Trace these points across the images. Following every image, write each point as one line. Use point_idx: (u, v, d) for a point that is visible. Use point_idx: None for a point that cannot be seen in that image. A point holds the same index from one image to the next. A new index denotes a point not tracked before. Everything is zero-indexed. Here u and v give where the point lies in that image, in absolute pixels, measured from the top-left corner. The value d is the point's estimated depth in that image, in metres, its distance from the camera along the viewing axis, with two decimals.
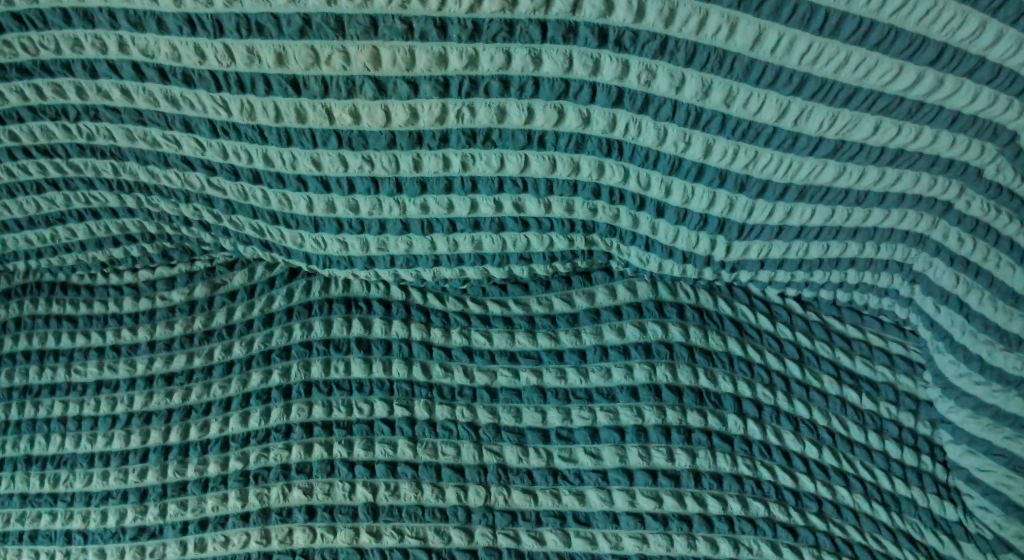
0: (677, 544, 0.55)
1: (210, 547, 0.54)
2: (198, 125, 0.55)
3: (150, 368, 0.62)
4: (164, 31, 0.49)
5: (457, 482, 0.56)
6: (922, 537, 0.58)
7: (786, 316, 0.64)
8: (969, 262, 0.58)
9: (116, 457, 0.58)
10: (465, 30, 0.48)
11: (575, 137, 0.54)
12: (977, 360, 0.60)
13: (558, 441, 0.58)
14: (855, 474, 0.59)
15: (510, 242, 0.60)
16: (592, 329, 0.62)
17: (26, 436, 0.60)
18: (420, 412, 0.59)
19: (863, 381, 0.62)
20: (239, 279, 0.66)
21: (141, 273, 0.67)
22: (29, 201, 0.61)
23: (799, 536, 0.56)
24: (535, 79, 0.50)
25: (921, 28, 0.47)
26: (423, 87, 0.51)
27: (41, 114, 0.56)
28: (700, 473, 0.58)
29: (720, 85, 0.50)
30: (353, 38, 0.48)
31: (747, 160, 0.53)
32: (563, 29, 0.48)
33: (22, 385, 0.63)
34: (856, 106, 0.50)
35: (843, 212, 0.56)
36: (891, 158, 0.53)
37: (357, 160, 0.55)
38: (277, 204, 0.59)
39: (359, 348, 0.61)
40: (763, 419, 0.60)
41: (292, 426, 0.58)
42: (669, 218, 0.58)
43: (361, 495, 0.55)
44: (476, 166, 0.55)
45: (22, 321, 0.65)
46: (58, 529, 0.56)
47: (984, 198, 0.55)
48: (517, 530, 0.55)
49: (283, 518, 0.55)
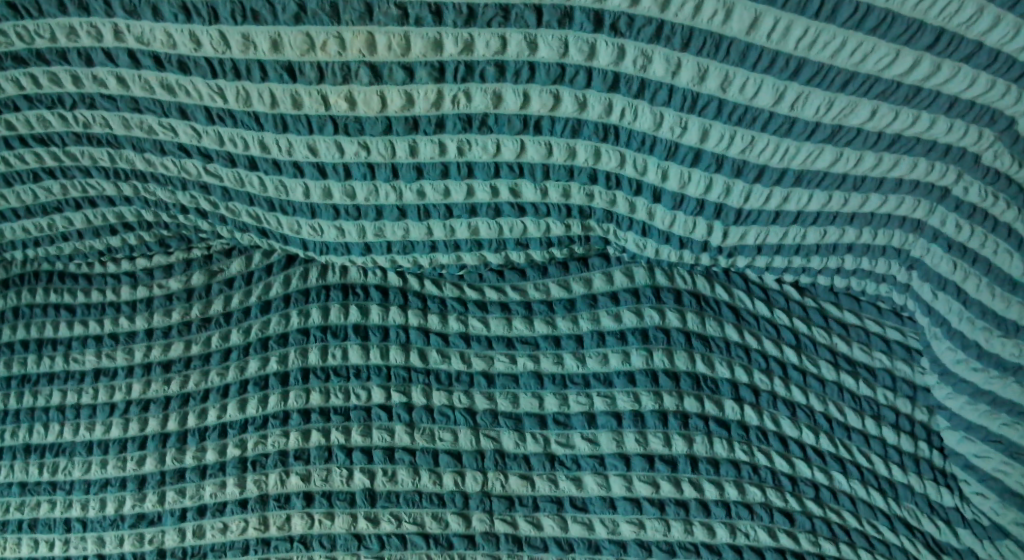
0: (674, 529, 0.56)
1: (208, 533, 0.57)
2: (195, 112, 0.54)
3: (148, 356, 0.64)
4: (159, 19, 0.48)
5: (454, 468, 0.58)
6: (919, 524, 0.58)
7: (783, 301, 0.64)
8: (967, 248, 0.57)
9: (114, 444, 0.61)
10: (460, 15, 0.46)
11: (571, 121, 0.52)
12: (974, 347, 0.59)
13: (555, 427, 0.59)
14: (852, 460, 0.59)
15: (507, 228, 0.60)
16: (590, 315, 0.63)
17: (25, 425, 0.63)
18: (418, 398, 0.60)
19: (860, 367, 0.63)
20: (236, 267, 0.67)
21: (138, 261, 0.69)
22: (27, 190, 0.62)
23: (795, 522, 0.57)
24: (531, 63, 0.49)
25: (919, 13, 0.46)
26: (418, 73, 0.49)
27: (38, 103, 0.55)
28: (697, 458, 0.58)
29: (716, 70, 0.49)
30: (348, 24, 0.47)
31: (744, 145, 0.52)
32: (558, 14, 0.46)
33: (21, 373, 0.65)
34: (853, 91, 0.49)
35: (840, 198, 0.56)
36: (889, 143, 0.52)
37: (354, 146, 0.54)
38: (273, 191, 0.58)
39: (356, 334, 0.63)
40: (760, 405, 0.60)
41: (289, 413, 0.60)
42: (665, 203, 0.57)
43: (359, 481, 0.57)
44: (471, 151, 0.54)
45: (20, 310, 0.68)
46: (57, 516, 0.59)
47: (982, 183, 0.54)
48: (514, 515, 0.57)
49: (280, 505, 0.57)
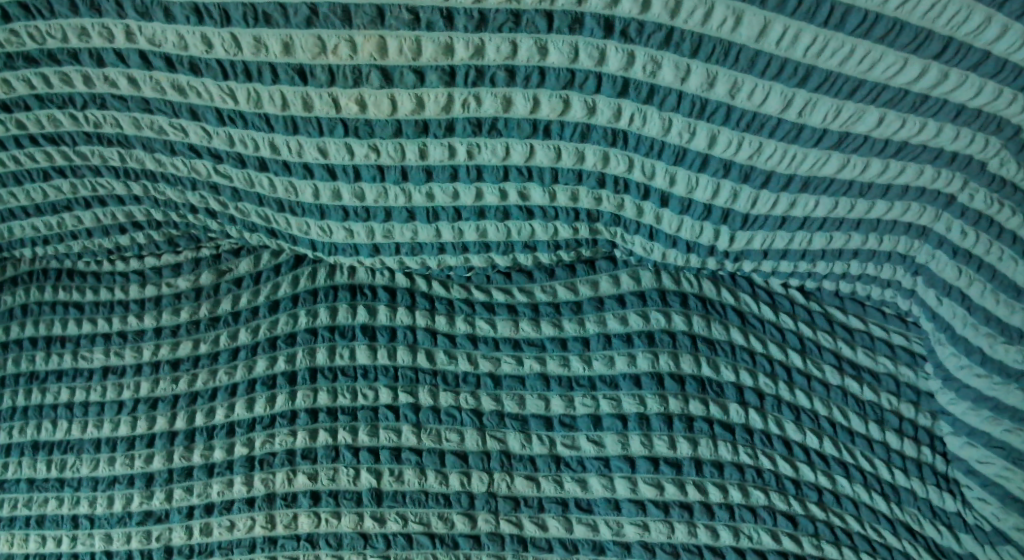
0: (678, 531, 0.56)
1: (215, 531, 0.57)
2: (205, 113, 0.54)
3: (157, 354, 0.65)
4: (171, 21, 0.49)
5: (460, 468, 0.58)
6: (921, 528, 0.59)
7: (788, 306, 0.65)
8: (972, 254, 0.57)
9: (122, 442, 0.61)
10: (471, 20, 0.47)
11: (580, 126, 0.52)
12: (978, 352, 0.60)
13: (561, 429, 0.60)
14: (855, 465, 0.60)
15: (516, 231, 0.60)
16: (596, 318, 0.63)
17: (33, 421, 0.63)
18: (424, 398, 0.61)
19: (864, 372, 0.63)
20: (245, 267, 0.68)
21: (147, 259, 0.69)
22: (36, 189, 0.62)
23: (798, 525, 0.57)
24: (541, 68, 0.49)
25: (928, 21, 0.46)
26: (429, 77, 0.49)
27: (48, 102, 0.56)
28: (701, 461, 0.58)
29: (724, 76, 0.49)
30: (360, 28, 0.47)
31: (752, 150, 0.53)
32: (569, 19, 0.47)
33: (29, 370, 0.65)
34: (861, 98, 0.49)
35: (847, 204, 0.56)
36: (895, 150, 0.52)
37: (364, 149, 0.54)
38: (283, 192, 0.58)
39: (363, 335, 0.63)
40: (764, 408, 0.61)
41: (296, 413, 0.60)
42: (673, 208, 0.57)
43: (366, 481, 0.58)
44: (482, 155, 0.54)
45: (28, 308, 0.68)
46: (65, 513, 0.59)
47: (988, 191, 0.55)
48: (520, 516, 0.57)
49: (287, 504, 0.57)
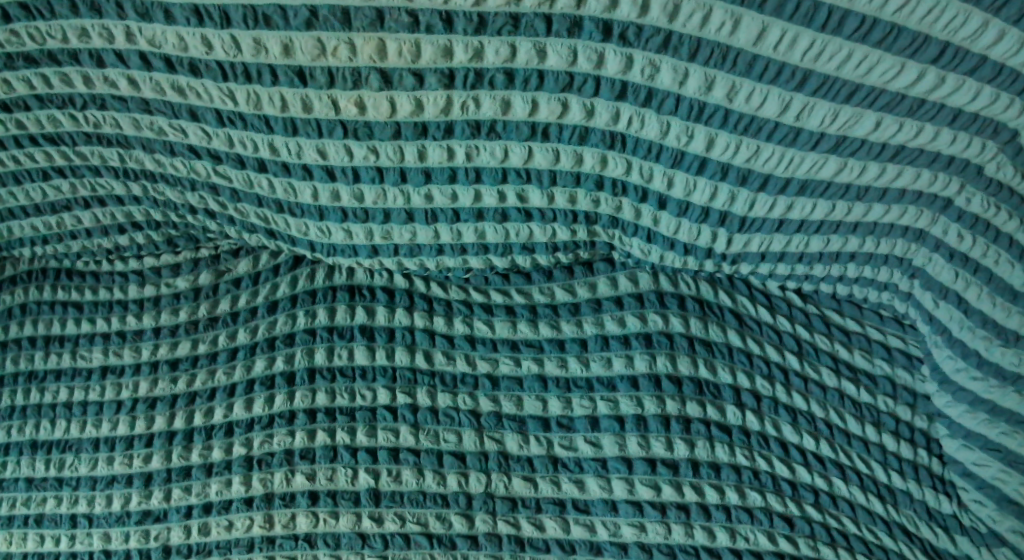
0: (675, 532, 0.57)
1: (214, 531, 0.57)
2: (205, 114, 0.54)
3: (155, 354, 0.65)
4: (171, 22, 0.49)
5: (458, 469, 0.58)
6: (917, 530, 0.59)
7: (785, 308, 0.65)
8: (968, 257, 0.58)
9: (120, 442, 0.61)
10: (471, 23, 0.47)
11: (578, 129, 0.52)
12: (975, 355, 0.60)
13: (558, 430, 0.60)
14: (852, 466, 0.60)
15: (514, 233, 0.60)
16: (594, 319, 0.63)
17: (32, 420, 0.63)
18: (423, 399, 0.61)
19: (860, 374, 0.63)
20: (244, 267, 0.68)
21: (146, 259, 0.69)
22: (36, 188, 0.62)
23: (795, 527, 0.57)
24: (540, 71, 0.49)
25: (925, 26, 0.46)
26: (428, 79, 0.50)
27: (48, 103, 0.56)
28: (698, 462, 0.59)
29: (722, 80, 0.49)
30: (359, 30, 0.48)
31: (749, 154, 0.53)
32: (568, 23, 0.47)
33: (28, 370, 0.65)
34: (858, 102, 0.50)
35: (844, 207, 0.56)
36: (892, 154, 0.52)
37: (363, 150, 0.54)
38: (282, 193, 0.59)
39: (362, 335, 0.63)
40: (761, 410, 0.61)
41: (295, 413, 0.61)
42: (671, 210, 0.57)
43: (364, 481, 0.58)
44: (480, 157, 0.54)
45: (27, 307, 0.68)
46: (64, 512, 0.60)
47: (985, 194, 0.55)
48: (517, 516, 0.57)
49: (285, 503, 0.57)
